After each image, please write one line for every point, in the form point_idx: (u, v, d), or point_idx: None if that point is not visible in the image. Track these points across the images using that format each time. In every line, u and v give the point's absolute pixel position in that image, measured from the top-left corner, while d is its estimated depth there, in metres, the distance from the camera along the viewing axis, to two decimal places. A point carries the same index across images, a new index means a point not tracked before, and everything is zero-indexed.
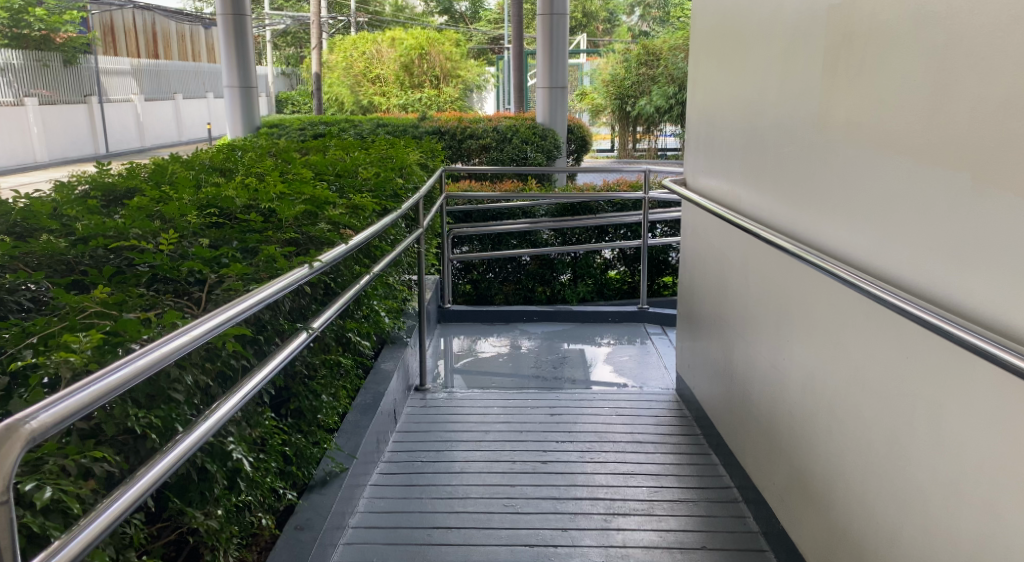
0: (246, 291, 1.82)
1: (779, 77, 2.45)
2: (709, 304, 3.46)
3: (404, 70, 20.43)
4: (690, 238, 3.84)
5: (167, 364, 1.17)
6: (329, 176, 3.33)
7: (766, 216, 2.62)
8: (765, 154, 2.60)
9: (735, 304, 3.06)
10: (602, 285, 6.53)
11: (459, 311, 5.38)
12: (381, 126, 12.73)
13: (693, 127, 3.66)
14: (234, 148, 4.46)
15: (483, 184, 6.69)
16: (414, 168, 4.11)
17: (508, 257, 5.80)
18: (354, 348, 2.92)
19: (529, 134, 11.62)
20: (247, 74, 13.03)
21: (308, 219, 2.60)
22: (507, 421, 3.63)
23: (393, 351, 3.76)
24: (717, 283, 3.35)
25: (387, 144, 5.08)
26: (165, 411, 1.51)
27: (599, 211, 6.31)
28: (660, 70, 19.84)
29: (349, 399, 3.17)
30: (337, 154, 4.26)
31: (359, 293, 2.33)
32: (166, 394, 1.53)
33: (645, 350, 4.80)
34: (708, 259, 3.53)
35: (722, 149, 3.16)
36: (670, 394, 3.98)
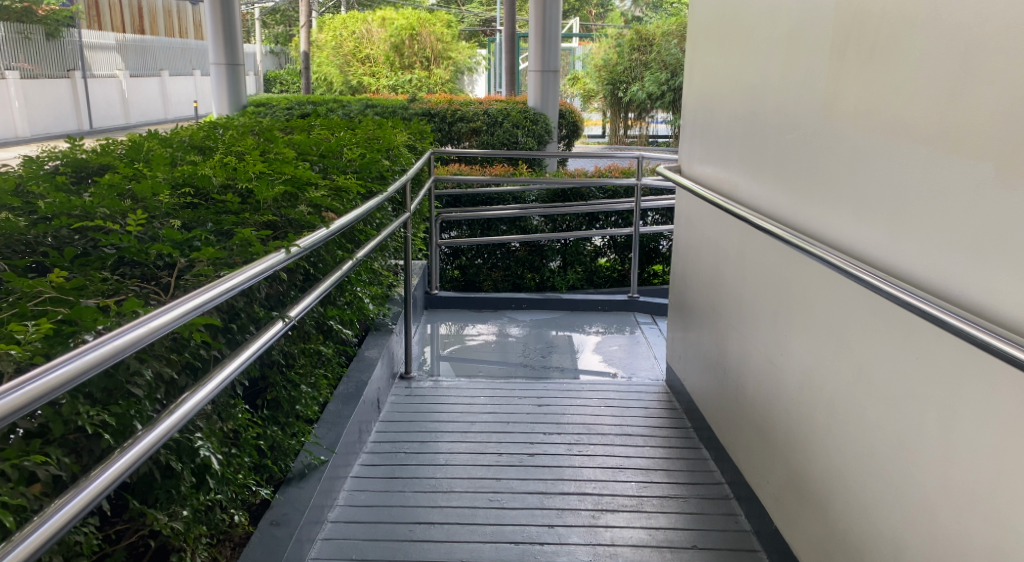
0: (218, 277, 1.71)
1: (783, 62, 2.35)
2: (703, 295, 3.37)
3: (394, 51, 20.26)
4: (684, 227, 3.75)
5: (110, 364, 1.07)
6: (312, 157, 3.21)
7: (766, 206, 2.52)
8: (766, 142, 2.50)
9: (730, 296, 2.96)
10: (591, 273, 6.50)
11: (446, 297, 5.27)
12: (370, 108, 12.58)
13: (689, 114, 3.57)
14: (216, 126, 4.33)
15: (473, 168, 6.58)
16: (401, 150, 3.99)
17: (497, 243, 5.70)
18: (336, 335, 2.81)
19: (521, 119, 11.48)
20: (234, 50, 12.86)
21: (287, 200, 2.48)
22: (494, 411, 3.53)
23: (377, 339, 3.65)
24: (711, 273, 3.26)
25: (374, 125, 4.96)
26: (122, 408, 1.40)
27: (590, 198, 6.20)
28: (653, 56, 19.66)
29: (331, 388, 3.07)
30: (322, 133, 4.14)
31: (339, 280, 2.23)
32: (124, 389, 1.42)
33: (635, 340, 4.71)
34: (702, 250, 3.44)
35: (720, 136, 3.05)
36: (660, 386, 3.89)
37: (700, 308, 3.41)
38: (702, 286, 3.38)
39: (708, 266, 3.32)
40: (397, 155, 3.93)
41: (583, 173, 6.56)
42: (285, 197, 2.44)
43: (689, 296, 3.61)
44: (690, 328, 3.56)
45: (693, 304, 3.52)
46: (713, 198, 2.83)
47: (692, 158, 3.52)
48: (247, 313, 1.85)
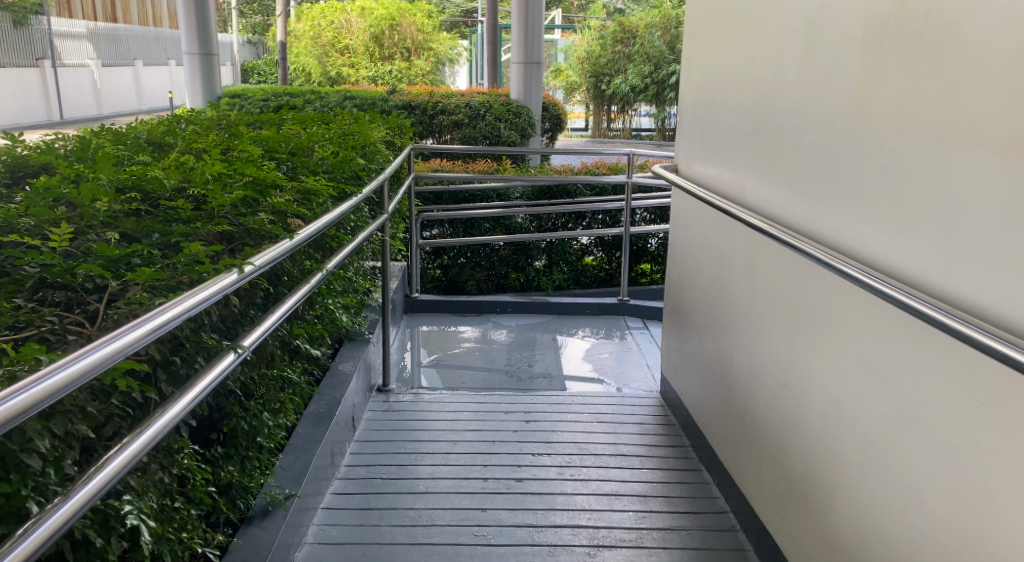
0: (155, 304, 1.45)
1: (801, 53, 2.11)
2: (703, 305, 3.13)
3: (374, 41, 19.91)
4: (681, 230, 3.51)
5: None
6: (280, 156, 2.95)
7: (779, 212, 2.29)
8: (780, 143, 2.26)
9: (735, 308, 2.73)
10: (578, 273, 6.30)
11: (427, 301, 4.98)
12: (350, 99, 12.28)
13: (687, 108, 3.32)
14: (179, 120, 4.06)
15: (456, 164, 6.34)
16: (378, 146, 3.72)
17: (480, 243, 5.45)
18: (304, 353, 2.55)
19: (503, 112, 11.20)
20: (207, 39, 12.49)
21: (247, 206, 2.22)
22: (477, 428, 3.28)
23: (352, 352, 3.40)
24: (711, 281, 3.03)
25: (351, 119, 4.69)
26: (13, 486, 1.17)
27: (577, 196, 5.96)
28: (636, 48, 19.44)
29: (300, 408, 2.82)
30: (293, 128, 3.87)
31: (304, 299, 1.97)
32: (19, 460, 1.18)
33: (625, 346, 4.47)
34: (702, 256, 3.20)
35: (724, 134, 2.82)
36: (654, 398, 3.65)
37: (699, 318, 3.18)
38: (702, 294, 3.15)
39: (708, 274, 3.09)
40: (373, 152, 3.67)
41: (569, 169, 6.32)
42: (241, 203, 2.17)
43: (687, 303, 3.37)
44: (689, 338, 3.32)
45: (692, 313, 3.29)
46: (717, 203, 2.59)
47: (691, 157, 3.28)
48: (195, 342, 1.59)
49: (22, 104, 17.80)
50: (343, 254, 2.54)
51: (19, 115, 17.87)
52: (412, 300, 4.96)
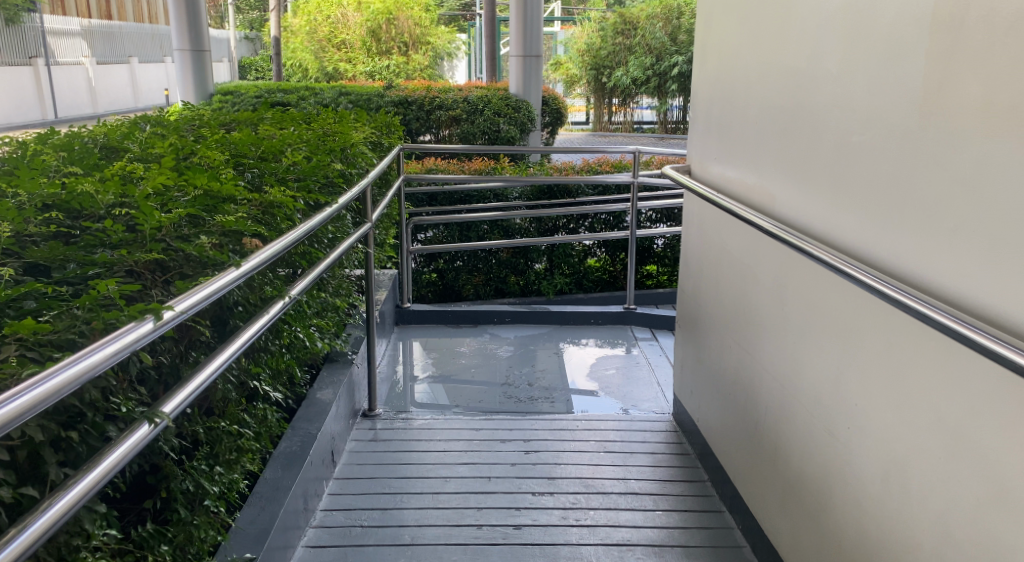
0: (36, 370, 1.13)
1: (846, 39, 1.78)
2: (719, 323, 2.80)
3: (371, 36, 19.59)
4: (694, 237, 3.17)
5: None
6: (244, 163, 2.63)
7: (816, 225, 1.96)
8: (817, 144, 1.93)
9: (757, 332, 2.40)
10: (581, 276, 6.01)
11: (419, 311, 4.64)
12: (344, 96, 11.95)
13: (700, 105, 3.00)
14: (146, 122, 3.75)
15: (450, 163, 6.04)
16: (359, 149, 3.39)
17: (476, 248, 5.13)
18: (268, 389, 2.23)
19: (501, 106, 10.86)
20: (198, 36, 12.21)
21: (192, 226, 1.89)
22: (471, 460, 2.96)
23: (332, 377, 3.07)
24: (728, 297, 2.70)
25: (335, 118, 4.37)
26: None
27: (580, 195, 5.68)
28: (637, 39, 19.11)
29: (270, 446, 2.51)
30: (267, 130, 3.55)
31: (251, 341, 1.64)
32: None
33: (633, 360, 4.13)
34: (717, 267, 2.87)
35: (747, 132, 2.48)
36: (666, 421, 3.32)
37: (715, 336, 2.85)
38: (717, 311, 2.83)
39: (723, 289, 2.77)
40: (355, 155, 3.35)
41: (571, 168, 6.01)
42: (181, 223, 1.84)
43: (701, 320, 3.05)
44: (704, 358, 3.00)
45: (707, 330, 2.96)
46: (739, 212, 2.26)
47: (706, 157, 2.95)
48: (100, 409, 1.28)
49: (14, 103, 17.57)
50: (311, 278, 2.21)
51: (11, 114, 17.66)
52: (403, 311, 4.62)
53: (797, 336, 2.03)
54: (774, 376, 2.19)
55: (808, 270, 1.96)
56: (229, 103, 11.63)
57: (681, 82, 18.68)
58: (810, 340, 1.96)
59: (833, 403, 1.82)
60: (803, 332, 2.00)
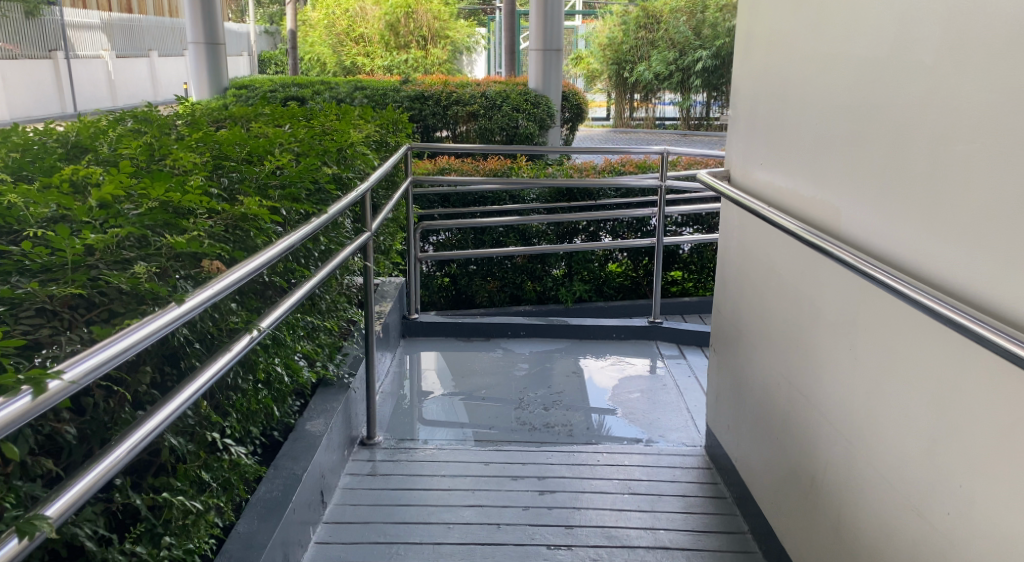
0: None
1: (951, 27, 1.44)
2: (759, 352, 2.46)
3: (389, 30, 19.31)
4: (728, 250, 2.83)
5: None
6: (221, 168, 2.32)
7: (901, 254, 1.62)
8: (902, 156, 1.59)
9: (807, 370, 2.06)
10: (601, 282, 5.70)
11: (427, 322, 4.30)
12: (360, 90, 11.65)
13: (740, 102, 2.68)
14: (131, 118, 3.46)
15: (464, 162, 5.72)
16: (358, 149, 3.07)
17: (490, 254, 4.79)
18: (238, 434, 1.92)
19: (520, 102, 10.50)
20: (213, 28, 11.96)
21: (138, 248, 1.59)
22: (479, 502, 2.64)
23: (324, 404, 2.75)
24: (770, 322, 2.37)
25: (338, 114, 4.06)
26: None
27: (601, 198, 5.38)
28: (660, 34, 18.76)
29: (248, 490, 2.19)
30: (259, 127, 3.24)
31: (195, 396, 1.35)
32: None
33: (659, 380, 3.78)
34: (756, 288, 2.53)
35: (800, 135, 2.14)
36: (698, 457, 2.98)
37: (754, 366, 2.52)
38: (756, 336, 2.50)
39: (764, 312, 2.44)
40: (354, 156, 3.03)
41: (591, 168, 5.68)
42: (116, 242, 1.55)
43: (736, 344, 2.72)
44: (741, 387, 2.67)
45: (743, 357, 2.64)
46: (796, 231, 1.92)
47: (747, 162, 2.61)
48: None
49: (33, 96, 17.46)
50: (286, 306, 1.90)
51: (29, 107, 17.55)
52: (409, 322, 4.28)
53: (870, 383, 1.70)
54: (836, 427, 1.86)
55: (889, 306, 1.63)
56: (243, 97, 11.35)
57: (704, 77, 18.28)
58: (889, 391, 1.63)
59: (924, 474, 1.50)
60: (880, 380, 1.67)
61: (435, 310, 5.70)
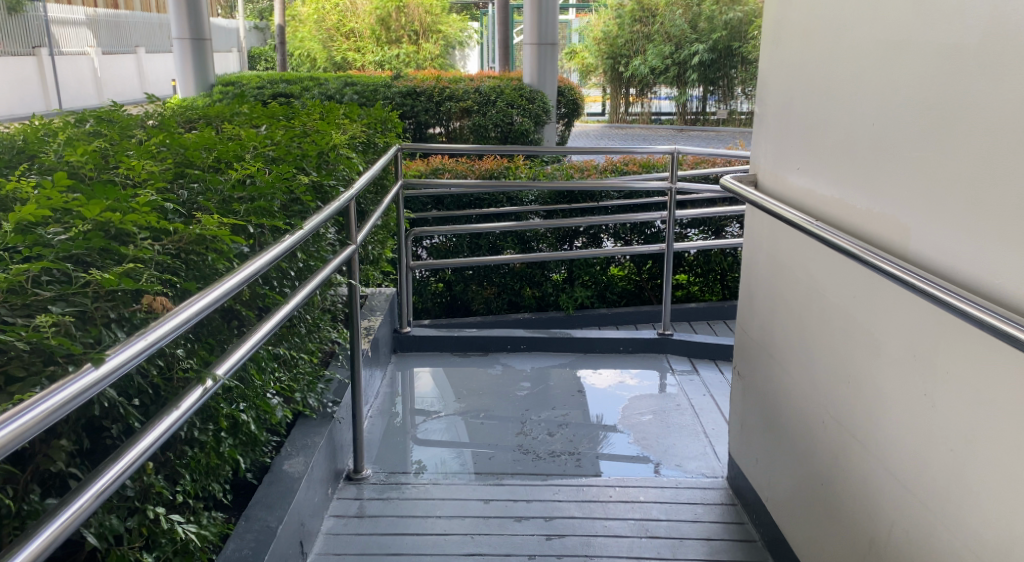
0: None
1: None
2: (796, 383, 2.18)
3: (381, 24, 19.03)
4: (752, 263, 2.54)
5: None
6: (181, 178, 2.03)
7: (1006, 291, 1.34)
8: (1014, 176, 1.31)
9: (867, 413, 1.78)
10: (604, 288, 5.44)
11: (421, 335, 3.99)
12: (350, 86, 11.34)
13: (765, 98, 2.40)
14: (94, 117, 3.17)
15: (459, 162, 5.43)
16: (340, 152, 2.78)
17: (487, 261, 4.50)
18: (195, 493, 1.63)
19: (514, 97, 10.21)
20: (200, 23, 11.67)
21: (57, 285, 1.33)
22: (479, 550, 2.36)
23: (302, 440, 2.44)
24: (807, 347, 2.11)
25: (321, 112, 3.77)
26: None
27: (603, 200, 5.09)
28: (655, 28, 18.49)
29: (213, 549, 1.90)
30: (233, 128, 2.96)
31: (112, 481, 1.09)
32: None
33: (671, 399, 3.49)
34: (789, 308, 2.24)
35: (849, 137, 1.86)
36: (720, 491, 2.70)
37: (786, 393, 2.25)
38: (788, 360, 2.24)
39: (797, 335, 2.17)
40: (336, 160, 2.74)
41: (592, 168, 5.39)
42: (28, 278, 1.30)
43: (763, 366, 2.45)
44: (768, 415, 2.40)
45: (772, 382, 2.37)
46: (861, 253, 1.64)
47: (777, 166, 2.32)
48: None
49: (18, 94, 17.15)
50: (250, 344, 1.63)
51: (15, 105, 17.23)
52: (401, 336, 3.97)
53: (967, 442, 1.43)
54: (914, 487, 1.58)
55: (998, 357, 1.35)
56: (230, 94, 11.03)
57: (700, 72, 18.04)
58: (993, 450, 1.36)
59: None
60: (981, 438, 1.40)
61: (429, 318, 5.43)
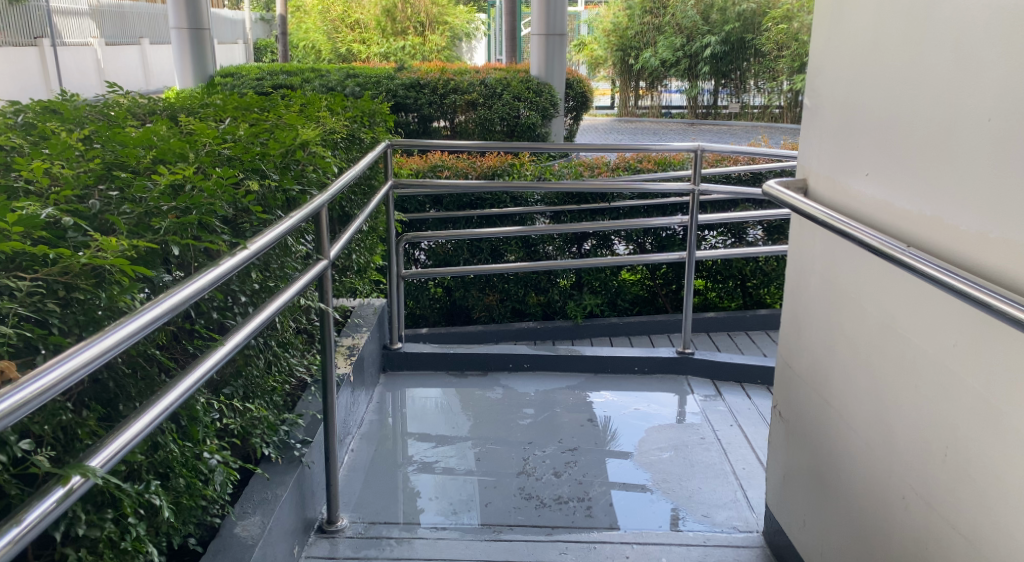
0: None
1: None
2: (857, 442, 1.77)
3: (387, 15, 18.61)
4: (799, 285, 2.13)
5: None
6: (96, 186, 1.64)
7: None
8: None
9: (972, 501, 1.36)
10: (615, 294, 5.04)
11: (413, 352, 3.58)
12: (352, 78, 10.93)
13: (818, 90, 1.99)
14: (35, 106, 2.77)
15: (460, 159, 5.03)
16: (312, 151, 2.38)
17: (487, 268, 4.10)
18: None
19: (521, 90, 9.79)
20: (198, 12, 11.26)
21: None
22: None
23: (257, 493, 2.03)
24: (873, 399, 1.69)
25: (301, 104, 3.38)
26: None
27: (615, 201, 4.69)
28: (666, 19, 18.03)
29: None
30: (191, 120, 2.56)
31: None
32: None
33: (693, 430, 3.10)
34: (846, 345, 1.83)
35: (949, 140, 1.44)
36: (757, 551, 2.31)
37: (842, 450, 1.85)
38: (846, 410, 1.82)
39: (859, 381, 1.76)
40: (306, 160, 2.34)
41: (603, 165, 4.98)
42: None
43: (812, 411, 2.04)
44: (818, 471, 1.99)
45: (824, 432, 1.96)
46: (987, 297, 1.22)
47: (833, 172, 1.91)
48: None
49: (17, 85, 16.79)
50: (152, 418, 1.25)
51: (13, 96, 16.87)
52: (391, 353, 3.56)
53: None
54: None
55: None
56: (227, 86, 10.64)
57: (712, 64, 17.56)
58: None
59: None
60: None
61: (427, 325, 5.03)
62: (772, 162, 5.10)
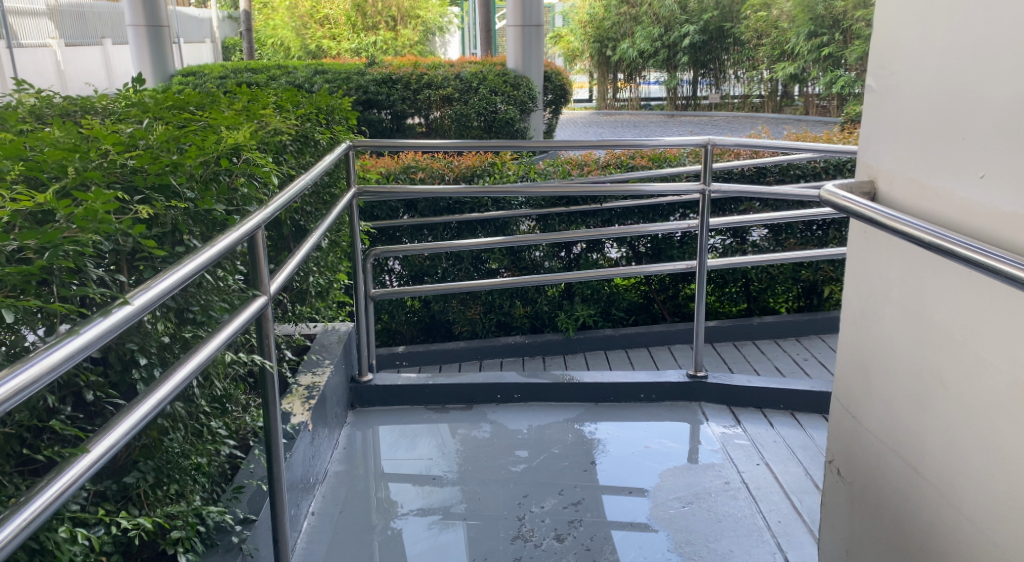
0: None
1: None
2: (974, 529, 1.33)
3: (357, 10, 18.07)
4: (865, 313, 1.68)
5: None
6: None
7: None
8: None
9: None
10: (609, 303, 4.59)
11: (385, 385, 3.11)
12: (320, 74, 10.41)
13: (893, 65, 1.54)
14: None
15: (434, 159, 4.56)
16: (248, 160, 1.91)
17: (469, 284, 3.65)
18: None
19: (498, 83, 9.38)
20: (156, 7, 10.70)
21: None
22: None
23: None
24: (1010, 478, 1.25)
25: (247, 101, 2.90)
26: None
27: (607, 202, 4.25)
28: (643, 9, 17.63)
29: None
30: (100, 123, 2.09)
31: None
32: None
33: (715, 472, 2.65)
34: (952, 398, 1.39)
35: None
36: None
37: (943, 535, 1.41)
38: (956, 489, 1.38)
39: (979, 452, 1.32)
40: (240, 170, 1.88)
41: (592, 163, 4.54)
42: None
43: (888, 477, 1.59)
44: (900, 556, 1.55)
45: (908, 505, 1.52)
46: None
47: (922, 172, 1.46)
48: None
49: None
50: None
51: None
52: (360, 387, 3.10)
53: None
54: None
55: None
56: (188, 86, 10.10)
57: (692, 54, 17.17)
58: None
59: None
60: None
61: (404, 342, 4.58)
62: (775, 156, 4.68)
